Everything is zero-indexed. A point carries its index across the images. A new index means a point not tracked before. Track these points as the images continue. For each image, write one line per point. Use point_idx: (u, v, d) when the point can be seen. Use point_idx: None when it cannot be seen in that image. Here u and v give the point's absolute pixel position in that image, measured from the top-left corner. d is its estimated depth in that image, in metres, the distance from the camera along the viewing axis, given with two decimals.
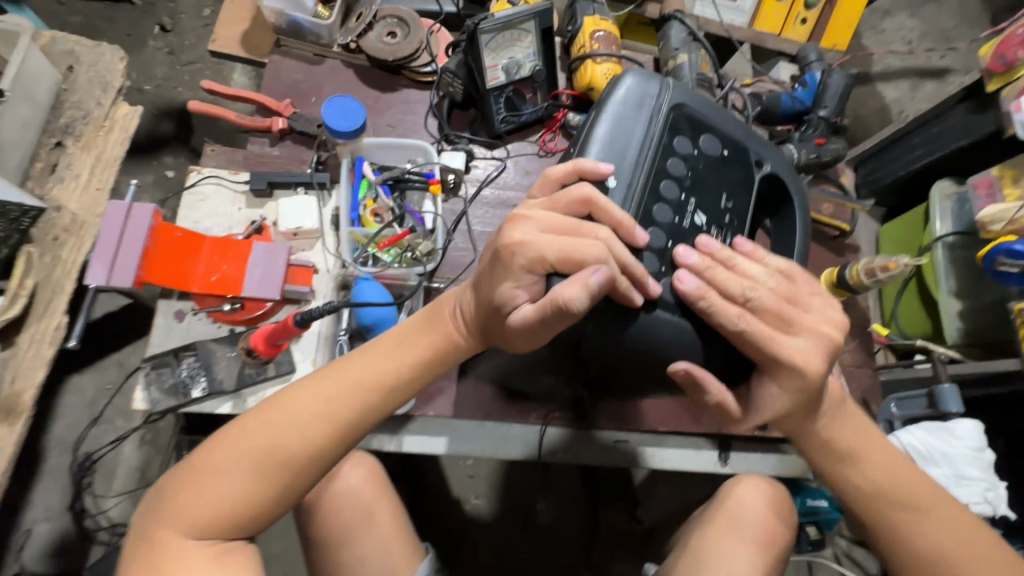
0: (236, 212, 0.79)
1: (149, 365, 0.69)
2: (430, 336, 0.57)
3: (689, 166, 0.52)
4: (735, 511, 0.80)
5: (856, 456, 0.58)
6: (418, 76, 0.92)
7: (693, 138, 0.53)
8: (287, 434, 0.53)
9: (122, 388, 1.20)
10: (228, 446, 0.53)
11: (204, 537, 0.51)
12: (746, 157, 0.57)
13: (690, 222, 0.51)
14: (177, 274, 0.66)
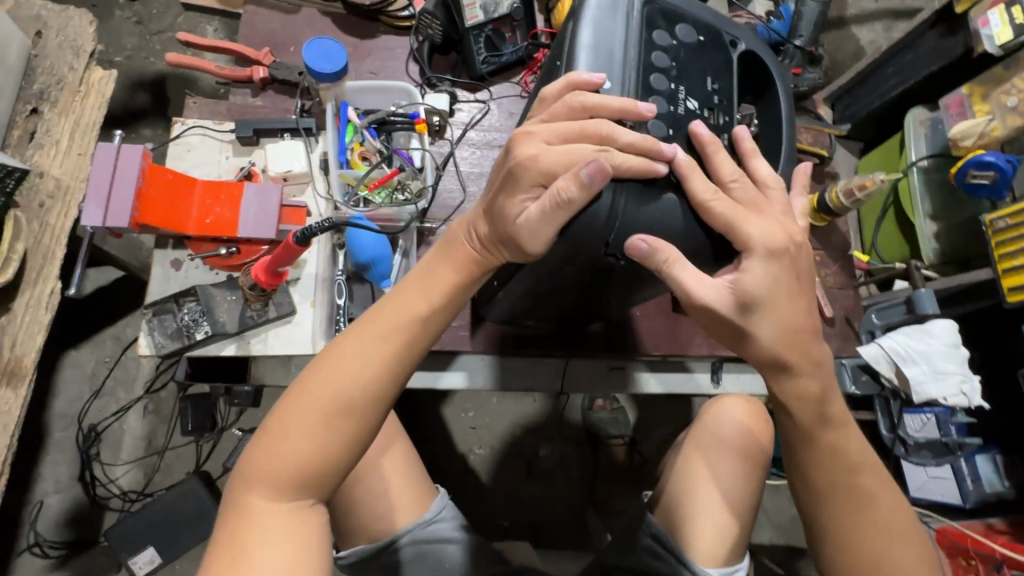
0: (224, 161, 0.79)
1: (150, 312, 0.70)
2: (452, 264, 0.56)
3: (673, 58, 0.48)
4: (713, 428, 0.82)
5: None
6: (395, 20, 0.92)
7: (670, 29, 0.49)
8: (347, 382, 0.52)
9: (121, 360, 1.21)
10: (295, 402, 0.51)
11: (286, 496, 0.49)
12: (721, 39, 0.51)
13: (686, 111, 0.48)
14: (171, 217, 0.67)
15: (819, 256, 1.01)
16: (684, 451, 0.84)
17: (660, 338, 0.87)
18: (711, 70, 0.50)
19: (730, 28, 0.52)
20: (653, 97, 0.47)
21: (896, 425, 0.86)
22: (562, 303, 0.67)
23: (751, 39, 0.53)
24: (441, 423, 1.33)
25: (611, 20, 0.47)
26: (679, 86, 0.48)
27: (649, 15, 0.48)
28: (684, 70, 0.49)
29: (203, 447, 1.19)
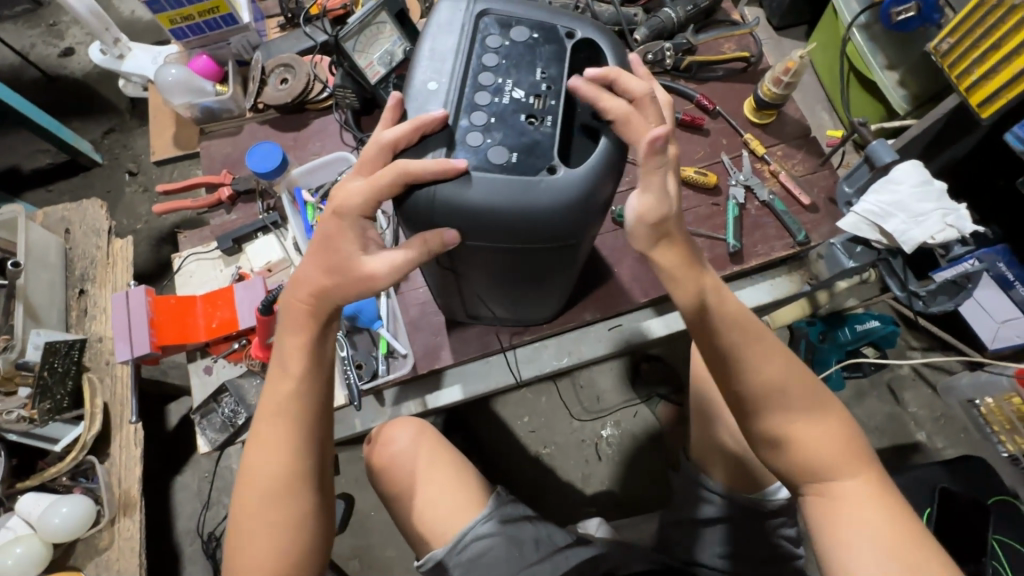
0: (220, 274, 0.92)
1: (198, 415, 0.82)
2: (300, 329, 0.56)
3: (500, 57, 0.56)
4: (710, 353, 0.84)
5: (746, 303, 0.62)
6: (319, 105, 1.04)
7: (502, 33, 0.57)
8: (264, 474, 0.56)
9: (217, 471, 1.37)
10: (245, 491, 0.56)
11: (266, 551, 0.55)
12: (555, 35, 0.58)
13: (511, 101, 0.55)
14: (183, 331, 0.79)
15: (781, 149, 1.00)
16: (697, 382, 0.86)
17: (641, 284, 0.92)
18: (536, 56, 0.56)
19: (569, 21, 0.58)
20: (479, 92, 0.55)
21: (904, 280, 0.84)
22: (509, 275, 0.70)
23: (587, 27, 0.58)
24: (503, 437, 1.39)
25: (448, 34, 0.56)
26: (505, 78, 0.56)
27: (484, 24, 0.57)
28: (513, 65, 0.56)
29: None
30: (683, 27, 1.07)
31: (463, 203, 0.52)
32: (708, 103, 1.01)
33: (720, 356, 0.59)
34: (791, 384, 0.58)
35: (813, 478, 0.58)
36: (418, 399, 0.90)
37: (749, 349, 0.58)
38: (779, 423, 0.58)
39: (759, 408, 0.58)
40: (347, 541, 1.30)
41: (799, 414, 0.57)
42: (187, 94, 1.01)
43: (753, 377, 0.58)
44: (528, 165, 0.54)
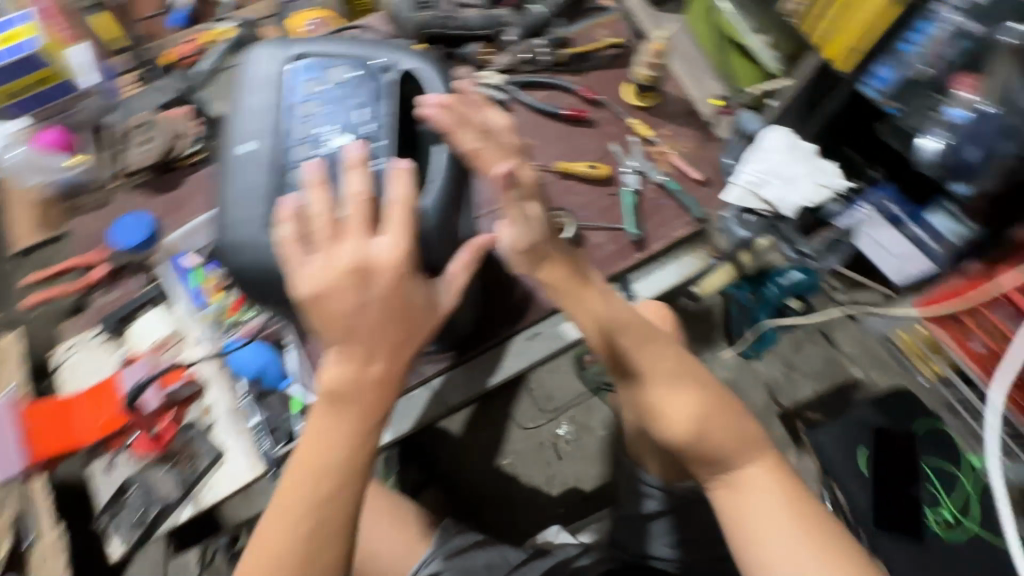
0: (106, 360, 0.85)
1: (105, 518, 0.77)
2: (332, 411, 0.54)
3: (313, 102, 0.64)
4: None
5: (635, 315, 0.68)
6: (187, 160, 0.97)
7: (315, 82, 0.65)
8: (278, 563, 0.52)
9: (169, 555, 1.30)
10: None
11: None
12: (364, 75, 0.66)
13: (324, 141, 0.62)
14: (65, 434, 0.76)
15: (668, 128, 1.01)
16: None
17: None
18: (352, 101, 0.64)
19: (379, 61, 0.67)
20: (298, 137, 0.63)
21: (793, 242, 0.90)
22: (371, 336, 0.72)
23: (396, 64, 0.66)
24: (461, 458, 1.37)
25: (265, 88, 0.66)
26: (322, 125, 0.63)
27: (296, 75, 0.66)
28: (325, 109, 0.64)
29: None
30: (553, 22, 1.06)
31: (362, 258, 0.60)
32: (590, 94, 1.00)
33: (621, 366, 0.63)
34: (691, 386, 0.61)
35: (720, 473, 0.60)
36: None
37: (650, 359, 0.62)
38: (687, 426, 0.60)
39: (663, 413, 0.61)
40: None
41: (703, 414, 0.60)
42: (38, 173, 0.95)
43: (652, 384, 0.61)
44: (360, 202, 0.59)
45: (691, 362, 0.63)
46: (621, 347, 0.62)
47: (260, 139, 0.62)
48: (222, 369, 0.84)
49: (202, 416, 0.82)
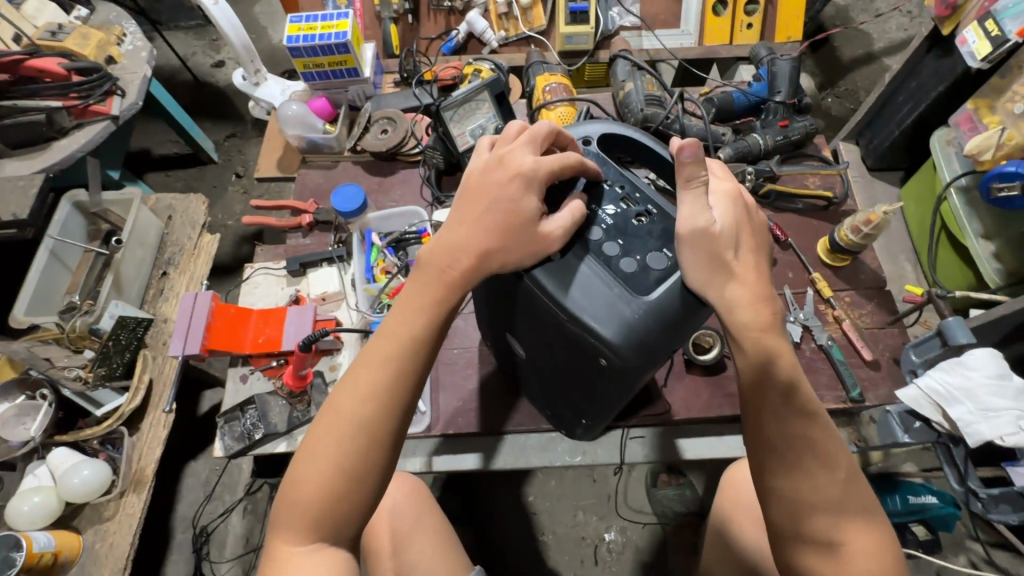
0: (280, 291, 0.99)
1: (222, 420, 0.87)
2: (429, 294, 0.54)
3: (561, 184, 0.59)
4: (735, 485, 0.82)
5: (813, 412, 0.49)
6: (409, 157, 1.13)
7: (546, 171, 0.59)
8: (351, 412, 0.52)
9: (227, 467, 1.43)
10: (328, 423, 0.53)
11: (309, 540, 0.51)
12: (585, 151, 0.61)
13: (612, 218, 0.56)
14: (231, 339, 0.85)
15: (849, 296, 0.96)
16: (717, 517, 0.83)
17: (677, 397, 0.89)
18: (596, 188, 0.58)
19: (582, 129, 0.63)
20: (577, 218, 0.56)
21: (964, 476, 0.73)
22: (572, 395, 0.67)
23: (600, 127, 0.63)
24: (502, 511, 1.35)
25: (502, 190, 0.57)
26: (592, 207, 0.57)
27: None
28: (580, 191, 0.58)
29: None
30: (768, 155, 1.08)
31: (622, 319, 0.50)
32: (780, 233, 0.99)
33: (773, 460, 0.49)
34: (853, 510, 0.49)
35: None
36: (426, 457, 0.89)
37: (813, 454, 0.48)
38: (824, 544, 0.48)
39: (792, 522, 0.49)
40: None
41: (851, 540, 0.48)
42: (300, 127, 1.12)
43: (809, 484, 0.48)
44: (645, 276, 0.52)
45: (870, 494, 0.50)
46: (793, 448, 0.48)
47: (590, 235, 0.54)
48: (361, 339, 0.93)
49: (329, 371, 0.91)
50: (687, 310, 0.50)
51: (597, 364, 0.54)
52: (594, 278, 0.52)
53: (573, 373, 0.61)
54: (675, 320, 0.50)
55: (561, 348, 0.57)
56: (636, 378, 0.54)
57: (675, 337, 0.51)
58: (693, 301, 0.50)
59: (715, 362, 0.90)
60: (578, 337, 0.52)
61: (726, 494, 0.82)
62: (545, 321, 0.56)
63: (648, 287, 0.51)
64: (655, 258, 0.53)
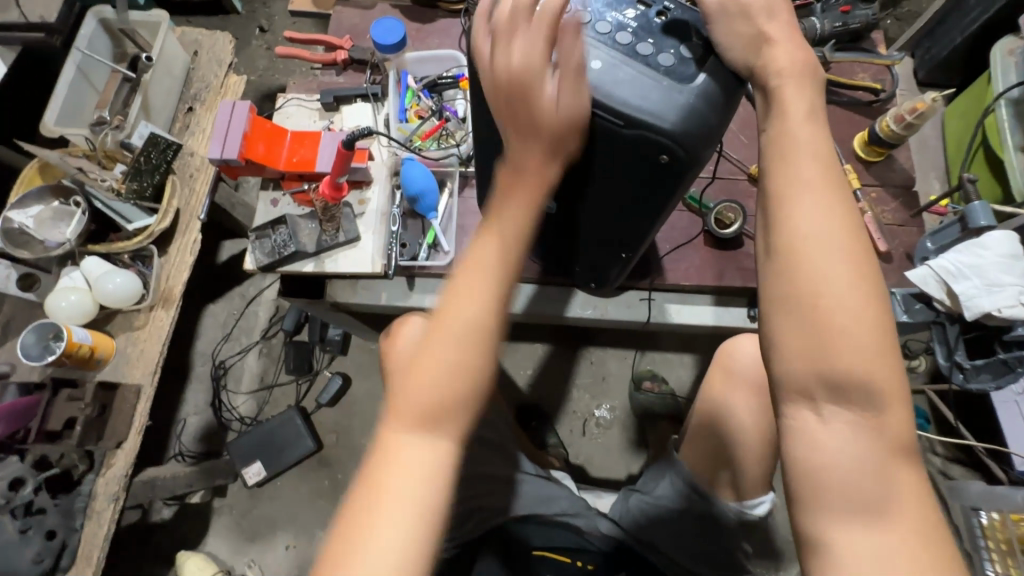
0: (312, 124, 0.98)
1: (254, 235, 0.90)
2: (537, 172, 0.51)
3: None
4: (731, 360, 0.78)
5: (813, 146, 0.45)
6: (450, 6, 1.08)
7: None
8: (470, 309, 0.49)
9: (244, 312, 1.49)
10: (443, 319, 0.49)
11: (430, 439, 0.47)
12: None
13: (635, 19, 0.52)
14: (268, 154, 0.86)
15: (876, 192, 0.96)
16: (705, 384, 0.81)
17: (691, 266, 0.92)
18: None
19: None
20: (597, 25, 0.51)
21: (952, 351, 0.79)
22: (609, 226, 0.66)
23: None
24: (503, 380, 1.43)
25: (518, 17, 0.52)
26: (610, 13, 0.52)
27: None
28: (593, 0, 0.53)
29: (302, 386, 1.43)
30: (823, 43, 1.03)
31: (675, 107, 0.48)
32: None
33: (766, 216, 0.45)
34: (843, 267, 0.42)
35: (819, 374, 0.41)
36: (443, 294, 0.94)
37: (808, 196, 0.44)
38: (803, 300, 0.42)
39: (774, 278, 0.44)
40: (332, 414, 1.41)
41: (834, 301, 0.41)
42: None
43: (795, 229, 0.43)
44: (686, 69, 0.49)
45: (869, 245, 0.43)
46: (782, 182, 0.45)
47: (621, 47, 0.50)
48: (391, 177, 0.94)
49: (357, 204, 0.92)
50: (722, 100, 0.49)
51: (652, 173, 0.53)
52: (641, 76, 0.49)
53: (623, 200, 0.60)
54: (725, 104, 0.49)
55: (600, 168, 0.55)
56: (690, 181, 0.53)
57: (716, 127, 0.49)
58: (733, 83, 0.49)
59: (735, 237, 0.92)
60: (633, 143, 0.50)
61: (718, 364, 0.80)
62: (585, 134, 0.52)
63: (695, 76, 0.49)
64: (688, 47, 0.50)
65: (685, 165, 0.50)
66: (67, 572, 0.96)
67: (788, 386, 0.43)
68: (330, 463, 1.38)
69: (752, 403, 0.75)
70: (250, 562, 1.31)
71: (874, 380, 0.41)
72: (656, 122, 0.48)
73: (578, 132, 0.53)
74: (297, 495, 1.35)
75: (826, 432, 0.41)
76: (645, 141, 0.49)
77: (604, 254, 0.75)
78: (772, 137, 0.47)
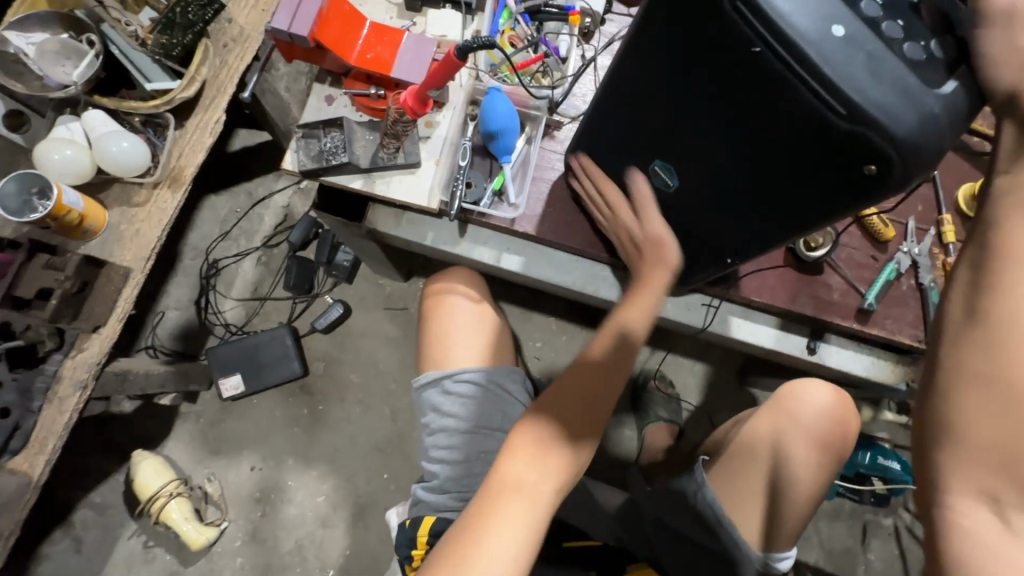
0: (388, 20, 0.84)
1: (300, 133, 0.78)
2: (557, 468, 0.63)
3: None
4: (796, 407, 0.79)
5: None
6: None
7: None
8: (519, 467, 0.62)
9: (248, 213, 1.35)
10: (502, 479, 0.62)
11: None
12: None
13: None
14: (341, 41, 0.73)
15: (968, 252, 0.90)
16: (753, 418, 0.82)
17: (763, 283, 0.86)
18: None
19: None
20: None
21: None
22: (743, 225, 0.61)
23: None
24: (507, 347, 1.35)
25: None
26: None
27: None
28: None
29: (298, 305, 1.32)
30: None
31: (910, 112, 0.42)
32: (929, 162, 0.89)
33: (978, 282, 0.45)
34: None
35: (1006, 474, 0.41)
36: (497, 251, 0.86)
37: None
38: (1002, 387, 0.42)
39: (973, 355, 0.43)
40: (324, 342, 1.32)
41: None
42: None
43: (1015, 307, 0.42)
44: (930, 70, 0.44)
45: None
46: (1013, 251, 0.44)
47: (868, 25, 0.44)
48: (467, 105, 0.83)
49: (423, 127, 0.81)
50: (958, 116, 0.44)
51: (843, 181, 0.47)
52: (886, 60, 0.43)
53: (775, 201, 0.54)
54: (963, 120, 0.44)
55: (782, 157, 0.50)
56: (876, 203, 0.48)
57: (941, 147, 0.43)
58: (975, 101, 0.45)
59: (818, 262, 0.86)
60: (843, 138, 0.44)
61: (779, 405, 0.80)
62: (785, 114, 0.46)
63: (943, 78, 0.44)
64: (940, 45, 0.45)
65: (898, 179, 0.44)
66: (16, 454, 0.87)
67: (966, 480, 0.42)
68: (312, 392, 1.29)
69: (811, 455, 0.76)
70: (209, 476, 1.23)
71: None
72: (887, 121, 0.42)
73: (777, 116, 0.47)
74: (271, 419, 1.27)
75: (1010, 543, 0.40)
76: (860, 140, 0.43)
77: (710, 250, 0.69)
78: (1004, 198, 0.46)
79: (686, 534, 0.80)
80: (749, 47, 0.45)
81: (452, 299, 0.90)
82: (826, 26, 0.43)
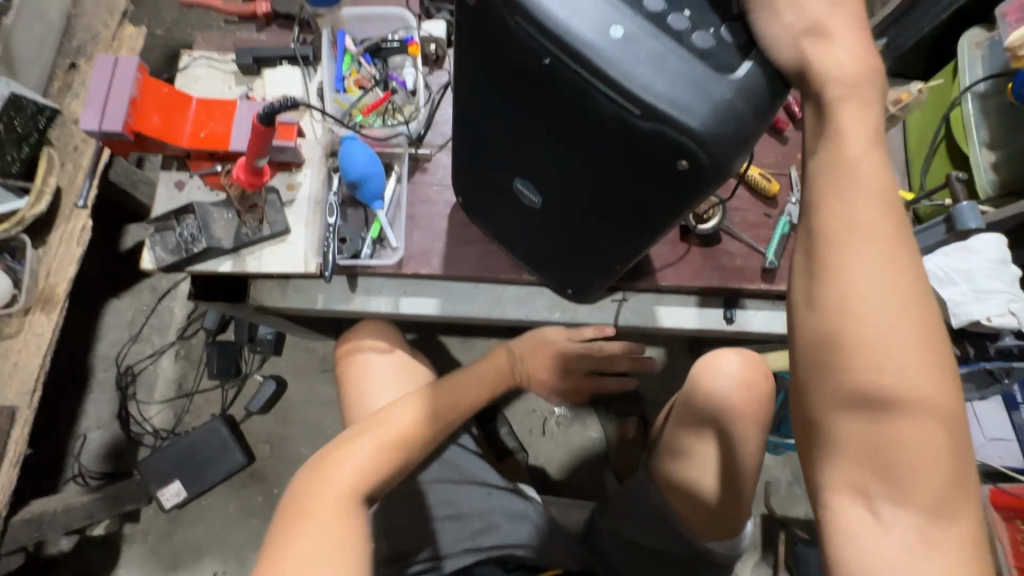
0: (226, 90, 0.81)
1: (153, 229, 0.74)
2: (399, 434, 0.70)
3: None
4: (712, 387, 0.73)
5: (865, 186, 0.43)
6: None
7: None
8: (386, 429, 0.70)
9: (156, 308, 1.28)
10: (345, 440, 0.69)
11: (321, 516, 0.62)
12: None
13: None
14: (165, 127, 0.69)
15: None
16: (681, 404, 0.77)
17: (668, 265, 0.85)
18: None
19: None
20: None
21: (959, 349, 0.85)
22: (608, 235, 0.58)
23: None
24: None
25: None
26: None
27: None
28: None
29: (229, 391, 1.26)
30: None
31: (703, 102, 0.41)
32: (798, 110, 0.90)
33: (813, 268, 0.44)
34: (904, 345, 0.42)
35: (872, 469, 0.42)
36: (393, 297, 0.82)
37: (862, 252, 0.42)
38: (860, 382, 0.42)
39: (824, 346, 0.43)
40: (265, 423, 1.25)
41: (894, 383, 0.41)
42: None
43: (850, 289, 0.42)
44: (722, 58, 0.43)
45: (927, 311, 0.43)
46: (840, 233, 0.43)
47: (652, 21, 0.43)
48: (326, 159, 0.80)
49: (285, 190, 0.78)
50: (762, 101, 0.43)
51: (666, 180, 0.46)
52: (671, 54, 0.42)
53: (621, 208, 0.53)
54: (768, 101, 0.43)
55: (612, 164, 0.48)
56: (709, 194, 0.46)
57: (750, 130, 0.42)
58: (778, 79, 0.43)
59: (713, 233, 0.86)
60: (649, 139, 0.43)
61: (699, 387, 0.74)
62: (594, 124, 0.45)
63: (737, 61, 0.43)
64: (731, 31, 0.44)
65: (714, 166, 0.43)
66: None
67: (842, 479, 0.43)
68: (264, 477, 1.23)
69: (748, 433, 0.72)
70: None
71: (934, 473, 0.41)
72: (683, 116, 0.41)
73: (586, 124, 0.46)
74: (224, 516, 1.20)
75: (882, 533, 0.42)
76: (665, 138, 0.42)
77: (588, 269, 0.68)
78: (827, 174, 0.45)
79: (640, 540, 0.79)
80: (541, 59, 0.44)
81: (362, 357, 0.86)
82: (603, 27, 0.41)
